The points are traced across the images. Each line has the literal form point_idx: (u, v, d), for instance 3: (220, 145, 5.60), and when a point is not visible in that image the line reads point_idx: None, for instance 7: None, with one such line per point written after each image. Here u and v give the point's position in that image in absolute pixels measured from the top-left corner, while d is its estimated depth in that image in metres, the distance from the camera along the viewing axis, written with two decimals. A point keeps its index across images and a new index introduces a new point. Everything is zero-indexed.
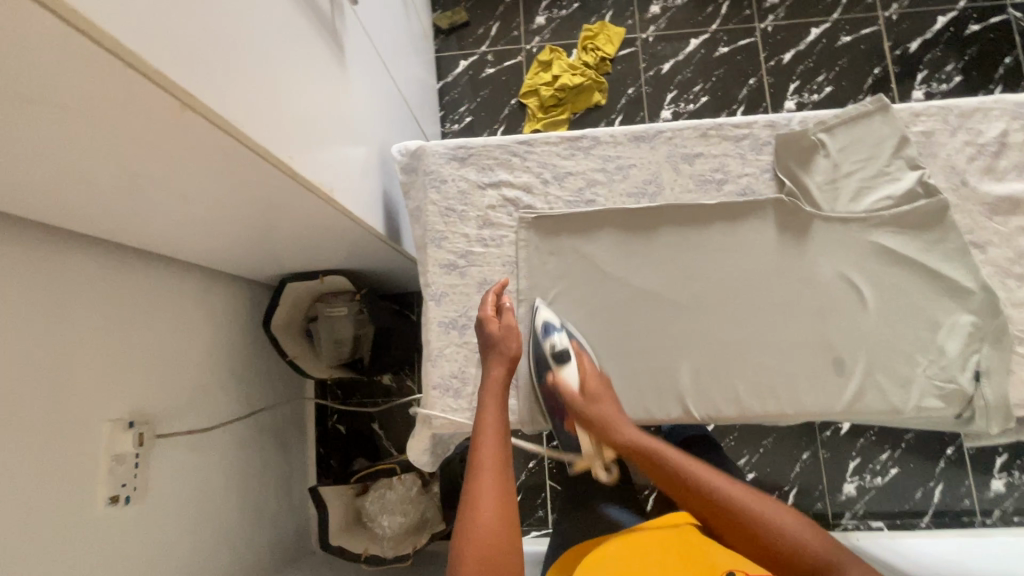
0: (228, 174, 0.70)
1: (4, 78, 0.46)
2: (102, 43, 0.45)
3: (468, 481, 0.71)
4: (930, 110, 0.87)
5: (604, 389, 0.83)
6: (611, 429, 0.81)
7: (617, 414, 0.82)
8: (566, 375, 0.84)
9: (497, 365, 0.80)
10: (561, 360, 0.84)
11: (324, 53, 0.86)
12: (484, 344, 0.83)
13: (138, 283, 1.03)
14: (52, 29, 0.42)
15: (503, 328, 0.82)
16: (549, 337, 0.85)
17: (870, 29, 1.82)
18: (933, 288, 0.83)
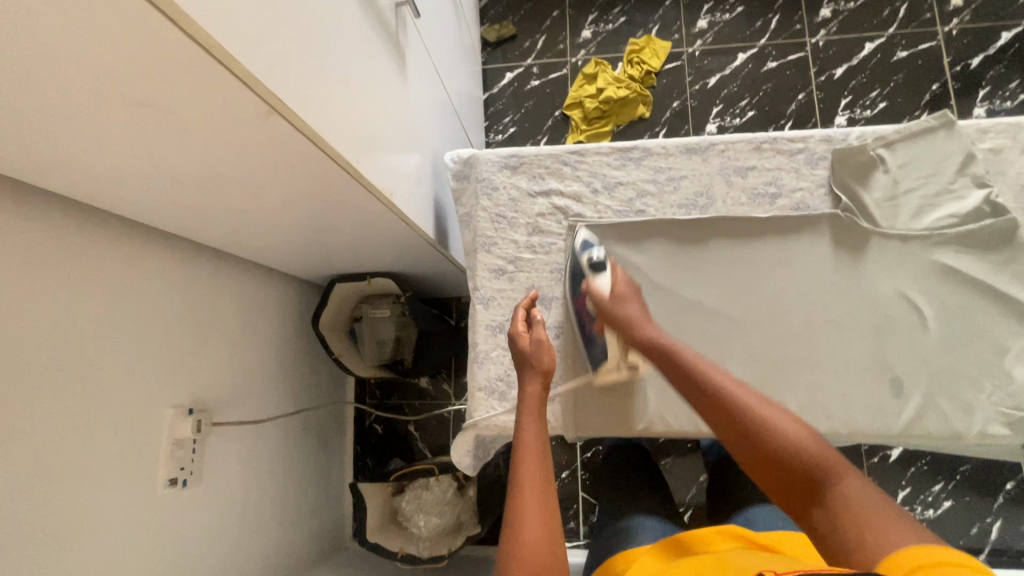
0: (300, 175, 0.75)
1: (123, 81, 0.51)
2: (210, 51, 0.50)
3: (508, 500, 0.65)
4: (998, 127, 0.85)
5: (634, 296, 0.83)
6: (637, 326, 0.80)
7: (643, 317, 0.81)
8: (599, 283, 0.84)
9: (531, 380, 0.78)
10: (597, 270, 0.85)
11: (389, 64, 0.90)
12: (517, 360, 0.82)
13: (201, 277, 1.09)
14: (170, 37, 0.47)
15: (534, 343, 0.81)
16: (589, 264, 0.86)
17: (928, 44, 1.77)
18: (999, 311, 0.80)
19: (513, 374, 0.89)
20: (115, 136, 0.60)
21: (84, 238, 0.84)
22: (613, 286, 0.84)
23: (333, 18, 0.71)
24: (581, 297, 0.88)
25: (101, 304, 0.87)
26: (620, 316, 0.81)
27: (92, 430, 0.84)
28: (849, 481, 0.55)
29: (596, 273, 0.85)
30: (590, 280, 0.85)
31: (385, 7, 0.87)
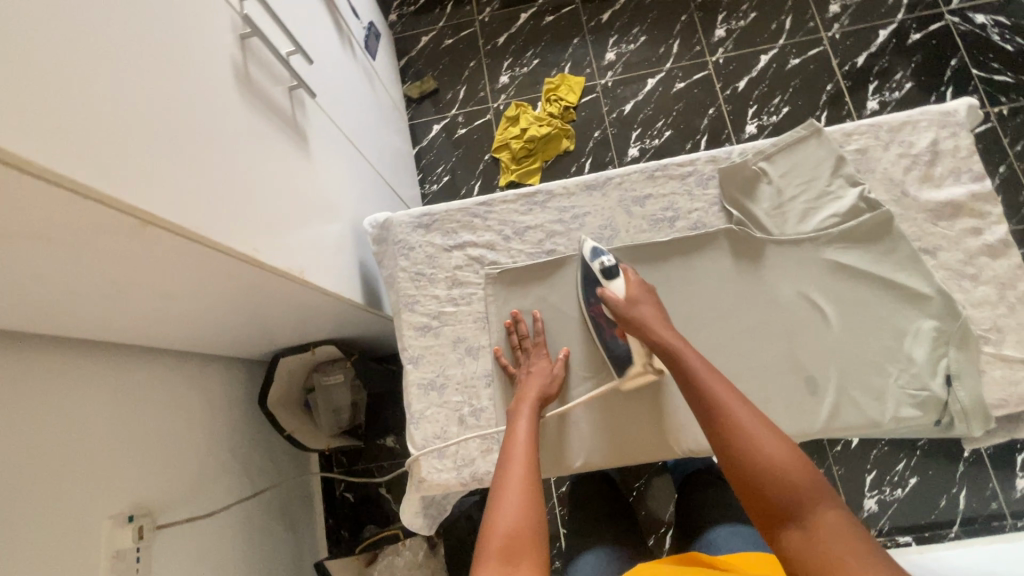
0: (199, 272, 0.75)
1: None
2: (59, 182, 0.50)
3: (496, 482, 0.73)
4: (861, 129, 0.92)
5: (649, 297, 0.84)
6: (650, 327, 0.79)
7: (660, 317, 0.81)
8: (612, 288, 0.85)
9: (538, 373, 0.87)
10: (610, 276, 0.86)
11: (288, 147, 0.92)
12: (525, 364, 0.88)
13: (132, 377, 1.07)
14: (13, 179, 0.47)
15: (551, 363, 0.89)
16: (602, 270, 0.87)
17: (816, 50, 1.91)
18: (891, 297, 0.84)
19: (450, 429, 0.89)
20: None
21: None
22: (626, 289, 0.85)
23: (212, 118, 0.73)
24: (597, 304, 0.90)
25: (21, 425, 0.84)
26: (634, 319, 0.81)
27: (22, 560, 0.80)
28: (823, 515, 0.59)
29: (608, 278, 0.86)
30: (604, 286, 0.86)
31: (276, 94, 0.90)
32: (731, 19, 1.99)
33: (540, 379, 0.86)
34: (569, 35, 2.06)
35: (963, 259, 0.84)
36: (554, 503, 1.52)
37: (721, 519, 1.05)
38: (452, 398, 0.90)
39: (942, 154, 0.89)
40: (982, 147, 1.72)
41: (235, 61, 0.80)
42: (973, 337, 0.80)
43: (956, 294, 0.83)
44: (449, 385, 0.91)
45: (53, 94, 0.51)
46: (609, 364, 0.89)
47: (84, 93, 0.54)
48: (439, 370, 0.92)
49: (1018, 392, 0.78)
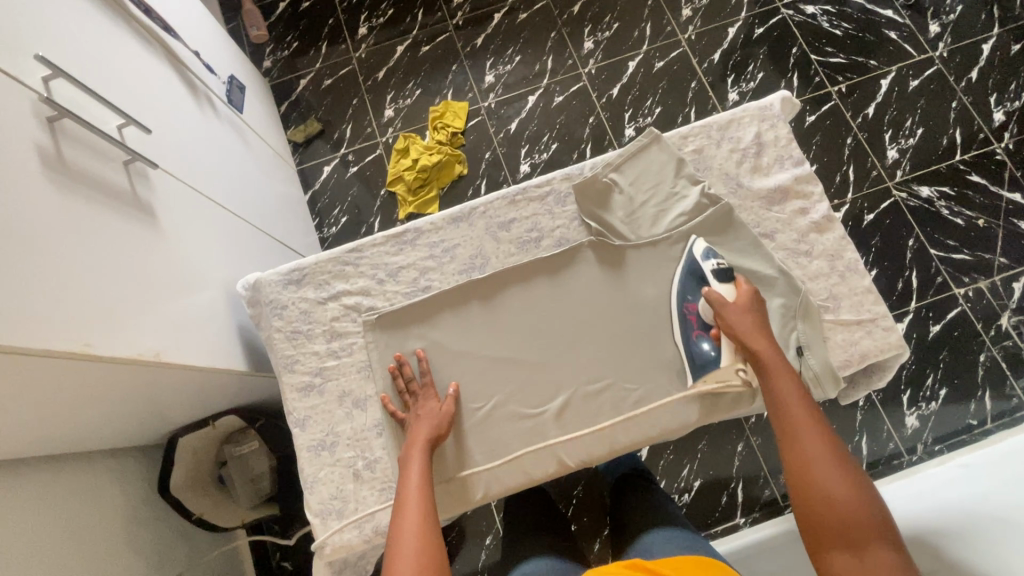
0: (20, 384, 0.68)
1: None
2: None
3: (393, 532, 0.70)
4: (695, 130, 0.98)
5: (758, 311, 0.84)
6: (755, 340, 0.81)
7: (765, 332, 0.83)
8: (719, 289, 0.87)
9: (428, 415, 0.86)
10: (721, 278, 0.88)
11: (128, 226, 0.87)
12: (416, 409, 0.87)
13: (7, 497, 0.96)
14: None
15: (439, 405, 0.87)
16: (707, 261, 0.89)
17: (676, 52, 2.04)
18: (742, 283, 0.90)
19: (346, 488, 0.86)
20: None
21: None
22: (737, 296, 0.86)
23: (22, 213, 0.68)
24: (693, 300, 0.90)
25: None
26: (740, 326, 0.83)
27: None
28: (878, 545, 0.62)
29: (717, 277, 0.88)
30: (713, 285, 0.88)
31: (104, 172, 0.85)
32: (597, 31, 2.09)
33: (428, 425, 0.85)
34: (446, 62, 2.09)
35: (796, 238, 0.92)
36: (497, 528, 1.52)
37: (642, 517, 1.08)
38: (345, 455, 0.88)
39: (766, 146, 0.97)
40: (830, 124, 1.90)
41: (42, 147, 0.74)
42: (813, 308, 0.87)
43: (795, 271, 0.91)
44: (340, 442, 0.88)
45: None
46: (498, 392, 0.90)
47: None
48: (328, 429, 0.89)
49: (857, 351, 0.86)
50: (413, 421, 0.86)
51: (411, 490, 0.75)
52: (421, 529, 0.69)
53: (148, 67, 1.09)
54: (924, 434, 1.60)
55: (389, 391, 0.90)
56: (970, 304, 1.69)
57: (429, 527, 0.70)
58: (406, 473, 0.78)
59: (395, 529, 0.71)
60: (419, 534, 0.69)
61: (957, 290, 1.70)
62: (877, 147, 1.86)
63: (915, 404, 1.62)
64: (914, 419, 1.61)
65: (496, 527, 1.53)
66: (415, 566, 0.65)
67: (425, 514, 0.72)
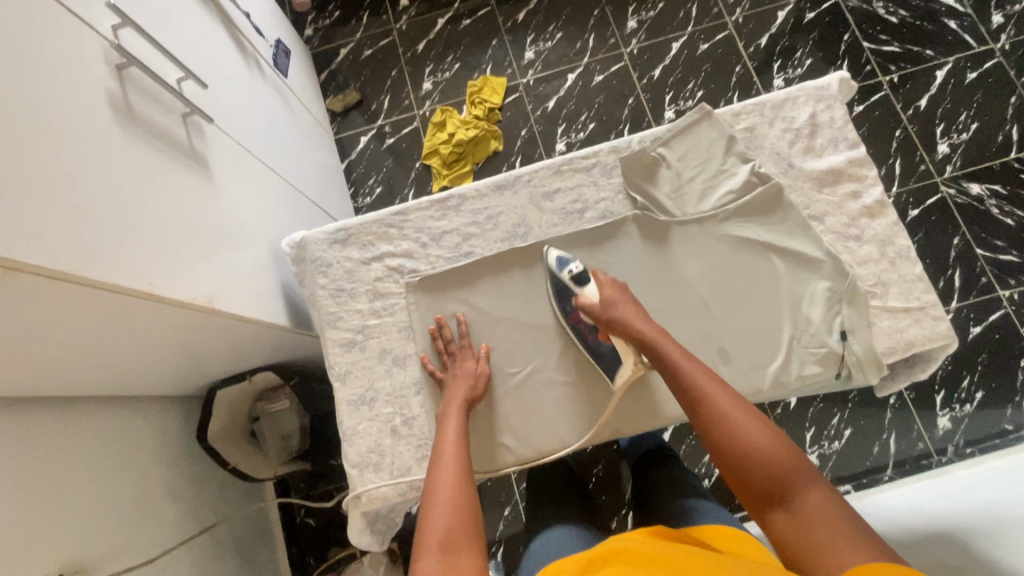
0: (88, 316, 0.71)
1: None
2: None
3: (430, 485, 0.72)
4: (747, 108, 0.97)
5: (624, 297, 0.87)
6: (629, 323, 0.83)
7: (641, 316, 0.84)
8: (586, 295, 0.89)
9: (464, 375, 0.87)
10: (581, 283, 0.90)
11: (185, 176, 0.89)
12: (453, 370, 0.89)
13: (48, 431, 1.01)
14: None
15: (477, 366, 0.89)
16: (565, 267, 0.91)
17: (723, 34, 1.99)
18: (788, 264, 0.89)
19: (383, 442, 0.89)
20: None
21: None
22: (599, 292, 0.88)
23: (90, 153, 0.70)
24: (573, 311, 0.91)
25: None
26: (613, 315, 0.85)
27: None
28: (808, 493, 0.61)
29: (578, 289, 0.89)
30: (578, 294, 0.90)
31: (165, 123, 0.87)
32: (642, 10, 2.05)
33: (464, 385, 0.86)
34: (487, 36, 2.07)
35: (847, 221, 0.90)
36: (517, 499, 1.55)
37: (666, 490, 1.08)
38: (384, 410, 0.90)
39: (821, 126, 0.95)
40: (878, 114, 1.85)
41: (111, 93, 0.76)
42: (860, 293, 0.85)
43: (844, 255, 0.89)
44: (379, 397, 0.91)
45: None
46: (536, 358, 0.91)
47: None
48: (368, 384, 0.91)
49: (903, 339, 0.85)
50: (450, 381, 0.88)
51: (447, 444, 0.77)
52: (457, 483, 0.71)
53: (206, 27, 1.11)
54: (956, 436, 1.57)
55: (427, 349, 0.92)
56: (1015, 308, 1.64)
57: (464, 480, 0.72)
58: (444, 430, 0.80)
59: (432, 480, 0.72)
60: (455, 486, 0.71)
61: (1001, 293, 1.65)
62: (927, 141, 1.80)
63: (948, 405, 1.59)
64: (947, 420, 1.58)
65: (515, 498, 1.56)
66: (451, 517, 0.67)
67: (461, 469, 0.74)
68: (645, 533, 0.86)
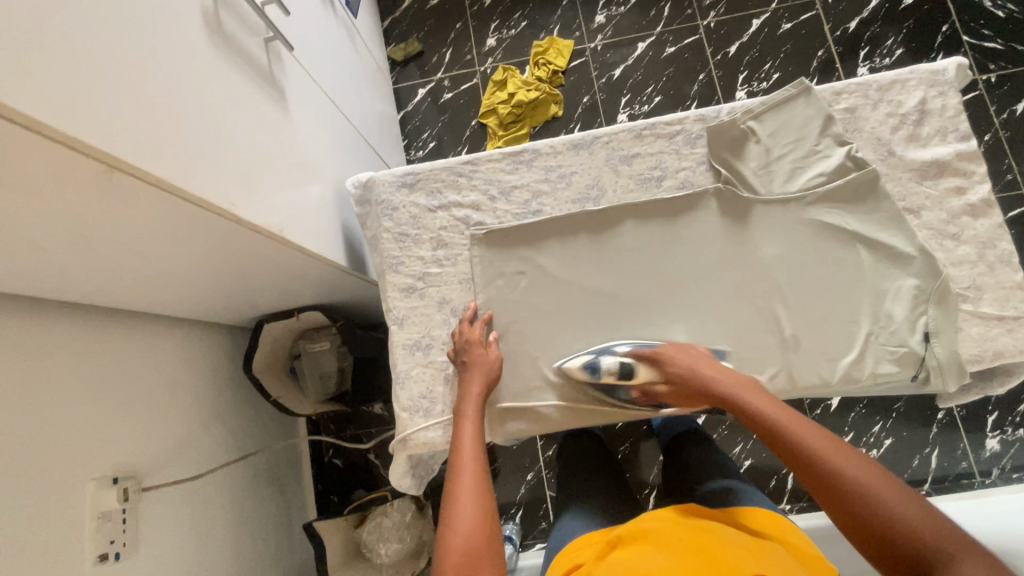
0: (172, 228, 0.72)
1: None
2: (38, 129, 0.49)
3: (448, 488, 0.69)
4: (850, 87, 0.90)
5: (682, 356, 0.81)
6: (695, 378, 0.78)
7: (703, 361, 0.80)
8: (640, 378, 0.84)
9: (478, 364, 0.84)
10: (628, 371, 0.84)
11: (265, 103, 0.89)
12: (463, 363, 0.85)
13: (109, 341, 1.04)
14: None
15: (491, 356, 0.86)
16: (601, 365, 0.84)
17: (809, 14, 1.87)
18: (875, 257, 0.85)
19: (435, 390, 0.89)
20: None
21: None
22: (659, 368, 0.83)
23: (183, 63, 0.70)
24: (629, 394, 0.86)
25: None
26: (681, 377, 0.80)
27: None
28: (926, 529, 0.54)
29: (628, 375, 0.84)
30: (634, 381, 0.84)
31: (250, 45, 0.86)
32: None
33: (478, 384, 0.83)
34: None
35: (946, 218, 0.85)
36: (541, 467, 1.56)
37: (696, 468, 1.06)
38: (438, 358, 0.90)
39: (929, 114, 0.88)
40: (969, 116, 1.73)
41: (205, 6, 0.75)
42: (952, 295, 0.81)
43: (938, 254, 0.84)
44: (434, 345, 0.90)
45: (26, 38, 0.49)
46: (597, 324, 0.89)
47: (58, 35, 0.53)
48: (424, 331, 0.91)
49: (992, 348, 0.80)
50: (463, 369, 0.85)
51: (463, 444, 0.74)
52: (475, 483, 0.69)
53: None
54: (1003, 460, 1.51)
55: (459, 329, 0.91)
56: None
57: (481, 478, 0.70)
58: (461, 432, 0.77)
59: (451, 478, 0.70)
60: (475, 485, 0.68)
61: None
62: (1017, 149, 1.68)
63: (999, 427, 1.53)
64: (995, 443, 1.52)
65: (539, 465, 1.56)
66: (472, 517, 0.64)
67: (479, 473, 0.71)
68: (670, 510, 0.86)
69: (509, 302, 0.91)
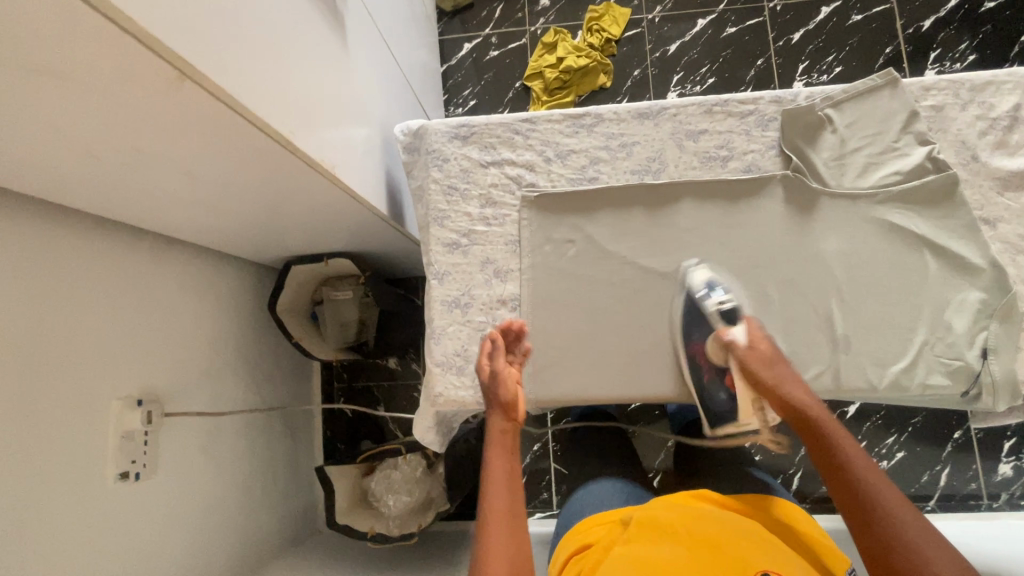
0: (229, 149, 0.70)
1: (24, 48, 0.47)
2: (119, 23, 0.47)
3: (480, 533, 0.65)
4: (941, 84, 0.85)
5: (778, 360, 0.78)
6: (782, 390, 0.75)
7: (795, 379, 0.76)
8: (730, 331, 0.82)
9: (497, 388, 0.77)
10: (729, 319, 0.83)
11: (325, 31, 0.85)
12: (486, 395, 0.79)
13: (142, 263, 1.03)
14: (65, 5, 0.44)
15: (491, 375, 0.78)
16: (713, 295, 0.83)
17: (882, 7, 1.78)
18: (941, 265, 0.82)
19: (470, 349, 0.88)
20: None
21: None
22: (749, 340, 0.80)
23: None
24: (698, 343, 0.85)
25: (16, 294, 0.78)
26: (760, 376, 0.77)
27: (14, 428, 0.77)
28: None
29: (731, 323, 0.83)
30: (724, 329, 0.82)
31: None
32: None
33: (499, 416, 0.77)
34: None
35: (1022, 233, 0.81)
36: (549, 439, 1.55)
37: (712, 456, 1.04)
38: (476, 318, 0.88)
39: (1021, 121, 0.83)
40: None
41: None
42: (1018, 314, 0.78)
43: (1009, 269, 0.81)
44: (473, 305, 0.89)
45: None
46: (643, 302, 0.86)
47: None
48: (464, 289, 0.89)
49: None
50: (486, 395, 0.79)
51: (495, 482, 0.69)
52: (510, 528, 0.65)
53: None
54: (1013, 486, 1.50)
55: (501, 293, 0.89)
56: None
57: (513, 524, 0.66)
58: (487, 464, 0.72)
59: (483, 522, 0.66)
60: (507, 535, 0.64)
61: None
62: None
63: (1014, 453, 1.52)
64: (1008, 468, 1.51)
65: (547, 437, 1.56)
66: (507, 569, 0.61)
67: (509, 518, 0.66)
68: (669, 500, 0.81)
69: (553, 271, 0.89)
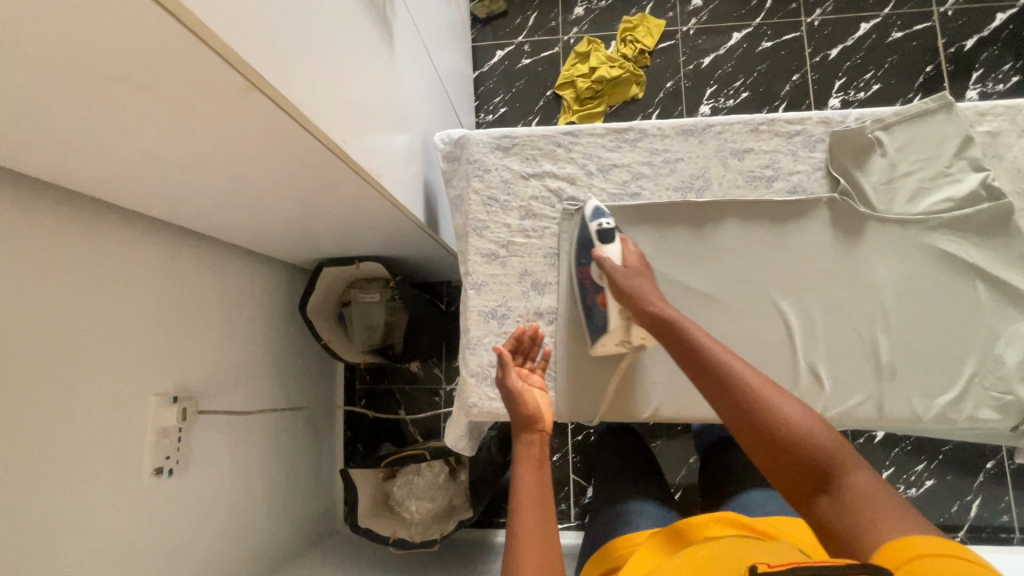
0: (284, 156, 0.71)
1: (110, 56, 0.49)
2: (201, 36, 0.49)
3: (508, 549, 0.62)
4: (997, 109, 0.83)
5: (647, 273, 0.81)
6: (645, 299, 0.76)
7: (656, 288, 0.79)
8: (606, 252, 0.83)
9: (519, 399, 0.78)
10: (604, 240, 0.84)
11: (375, 39, 0.86)
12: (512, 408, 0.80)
13: (183, 262, 1.04)
14: (155, 19, 0.45)
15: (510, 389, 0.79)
16: (597, 219, 0.85)
17: (924, 25, 1.75)
18: (992, 295, 0.80)
19: None
20: (66, 102, 0.54)
21: (38, 212, 0.77)
22: (625, 259, 0.82)
23: None
24: (586, 266, 0.87)
25: (66, 289, 0.80)
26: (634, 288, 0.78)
27: (59, 421, 0.79)
28: (856, 474, 0.53)
29: (604, 240, 0.83)
30: (600, 249, 0.83)
31: None
32: None
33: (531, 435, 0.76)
34: None
35: None
36: (568, 450, 1.53)
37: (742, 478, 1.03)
38: (512, 329, 0.89)
39: None
40: None
41: None
42: None
43: None
44: (510, 317, 0.89)
45: None
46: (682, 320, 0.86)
47: None
48: (501, 300, 0.89)
49: None
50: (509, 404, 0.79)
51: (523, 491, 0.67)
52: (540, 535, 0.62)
53: None
54: None
55: (538, 306, 0.89)
56: None
57: (547, 537, 0.63)
58: (518, 480, 0.70)
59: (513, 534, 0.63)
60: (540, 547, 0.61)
61: None
62: None
63: None
64: None
65: (566, 448, 1.54)
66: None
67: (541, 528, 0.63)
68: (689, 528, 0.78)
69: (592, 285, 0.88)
